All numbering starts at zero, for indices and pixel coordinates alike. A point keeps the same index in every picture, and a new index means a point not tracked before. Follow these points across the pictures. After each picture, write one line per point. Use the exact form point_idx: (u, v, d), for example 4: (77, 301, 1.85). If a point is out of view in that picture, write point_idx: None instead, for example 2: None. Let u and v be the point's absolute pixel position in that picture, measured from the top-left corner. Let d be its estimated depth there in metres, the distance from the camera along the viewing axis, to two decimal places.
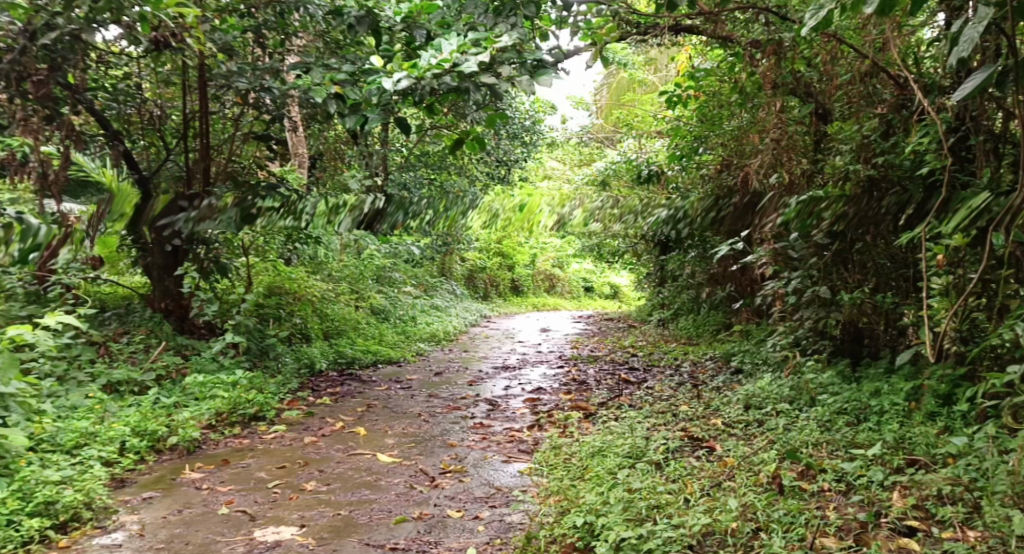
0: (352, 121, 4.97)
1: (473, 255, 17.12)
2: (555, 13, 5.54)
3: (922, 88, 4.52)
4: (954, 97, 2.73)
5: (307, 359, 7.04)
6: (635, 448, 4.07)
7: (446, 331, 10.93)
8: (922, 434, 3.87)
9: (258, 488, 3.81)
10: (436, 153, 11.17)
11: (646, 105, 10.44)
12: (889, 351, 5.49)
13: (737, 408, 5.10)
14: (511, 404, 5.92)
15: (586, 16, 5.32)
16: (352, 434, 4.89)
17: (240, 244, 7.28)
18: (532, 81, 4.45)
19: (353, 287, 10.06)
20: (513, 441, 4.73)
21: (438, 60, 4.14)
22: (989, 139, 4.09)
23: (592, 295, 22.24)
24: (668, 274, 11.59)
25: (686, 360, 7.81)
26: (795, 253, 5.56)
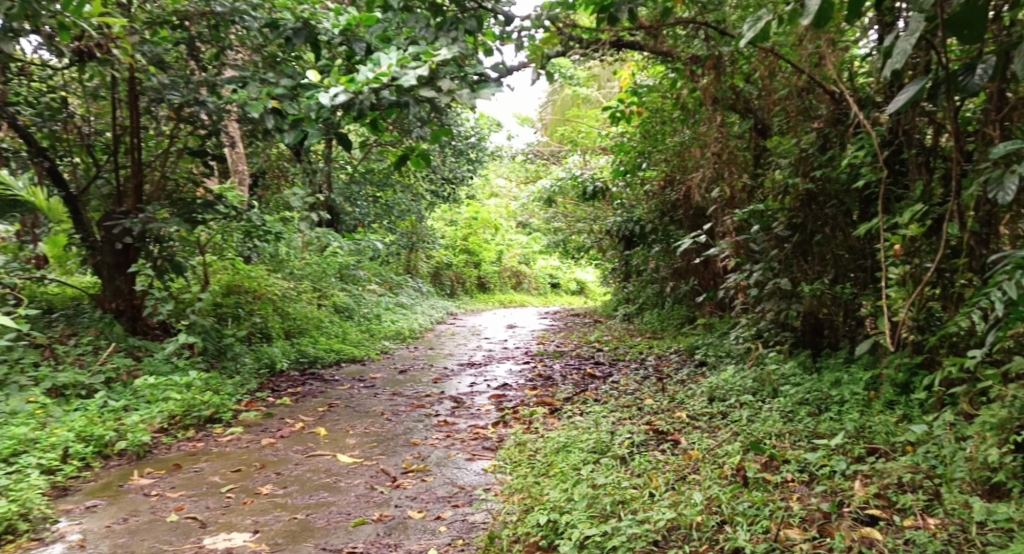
0: (292, 138, 5.04)
1: (439, 253, 17.05)
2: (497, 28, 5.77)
3: (857, 101, 4.87)
4: (890, 110, 3.02)
5: (267, 359, 6.89)
6: (599, 443, 4.02)
7: (411, 329, 10.84)
8: (881, 422, 3.89)
9: (210, 493, 3.68)
10: (381, 171, 12.29)
11: (591, 122, 11.57)
12: (848, 342, 5.43)
13: (701, 401, 5.09)
14: (476, 401, 5.85)
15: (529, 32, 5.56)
16: (312, 434, 4.77)
17: (196, 242, 7.12)
18: (471, 94, 4.65)
19: (315, 286, 9.91)
20: (477, 438, 4.66)
21: (375, 73, 4.29)
22: (920, 153, 4.37)
23: (559, 291, 22.59)
24: (633, 269, 11.62)
25: (651, 354, 7.83)
26: (756, 246, 5.70)
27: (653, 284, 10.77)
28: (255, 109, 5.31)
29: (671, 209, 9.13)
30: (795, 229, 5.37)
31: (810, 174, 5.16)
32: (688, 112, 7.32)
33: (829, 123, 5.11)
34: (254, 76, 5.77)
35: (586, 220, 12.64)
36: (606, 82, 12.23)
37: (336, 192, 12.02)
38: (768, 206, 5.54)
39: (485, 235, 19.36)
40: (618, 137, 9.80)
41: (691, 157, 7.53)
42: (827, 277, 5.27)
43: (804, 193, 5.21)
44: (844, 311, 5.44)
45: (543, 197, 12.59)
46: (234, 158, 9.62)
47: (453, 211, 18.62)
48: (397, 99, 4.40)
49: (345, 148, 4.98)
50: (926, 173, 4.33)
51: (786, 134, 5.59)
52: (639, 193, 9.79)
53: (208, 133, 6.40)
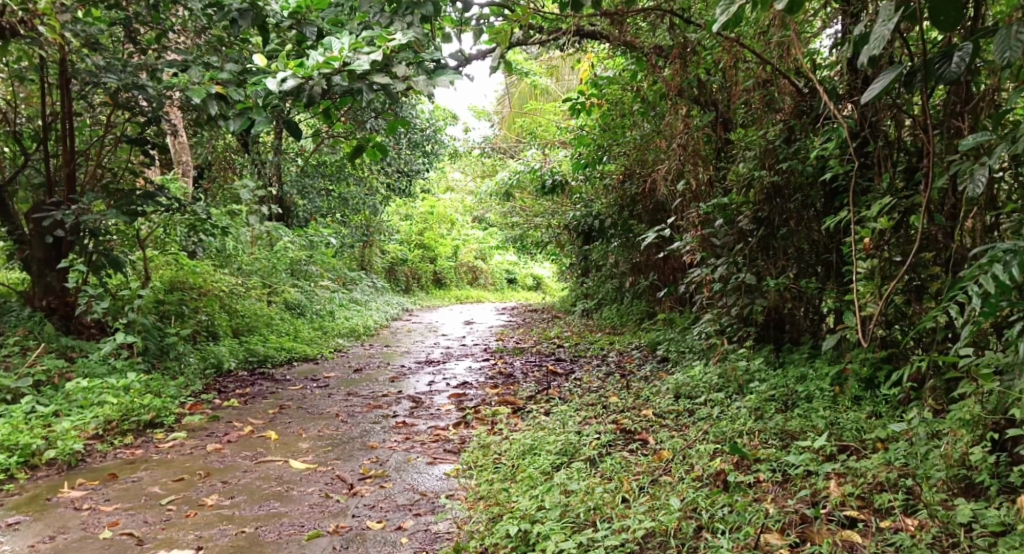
0: (239, 125, 4.77)
1: (394, 249, 16.72)
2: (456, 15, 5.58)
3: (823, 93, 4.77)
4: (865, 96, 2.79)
5: (213, 359, 6.57)
6: (565, 444, 3.86)
7: (366, 326, 10.56)
8: (852, 419, 3.80)
9: (149, 506, 3.40)
10: (334, 164, 11.98)
11: (549, 115, 11.44)
12: (811, 337, 5.40)
13: (667, 398, 4.98)
14: (435, 401, 5.64)
15: (489, 19, 5.41)
16: (262, 439, 4.49)
17: (135, 236, 6.73)
18: (429, 81, 4.41)
19: (265, 282, 9.53)
20: (438, 440, 4.46)
21: (325, 58, 4.06)
22: (886, 146, 4.28)
23: (516, 286, 22.45)
24: (592, 264, 11.50)
25: (612, 350, 7.72)
26: (720, 240, 5.62)
27: (612, 279, 10.66)
28: (198, 93, 5.00)
29: (630, 203, 9.04)
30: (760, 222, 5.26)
31: (775, 166, 5.06)
32: (649, 104, 7.21)
33: (794, 114, 5.02)
34: (197, 59, 5.45)
35: (544, 214, 12.48)
36: (564, 76, 12.13)
37: (287, 185, 11.64)
38: (732, 199, 5.43)
39: (441, 230, 19.07)
40: (577, 130, 9.65)
41: (652, 150, 7.46)
42: (790, 271, 5.19)
43: (768, 186, 5.11)
44: (806, 305, 5.38)
45: (501, 191, 12.38)
46: (177, 148, 9.15)
47: (409, 205, 18.27)
48: (349, 85, 4.18)
49: (294, 138, 4.67)
50: (892, 166, 4.25)
51: (749, 125, 5.48)
52: (598, 187, 9.68)
53: (148, 120, 6.05)
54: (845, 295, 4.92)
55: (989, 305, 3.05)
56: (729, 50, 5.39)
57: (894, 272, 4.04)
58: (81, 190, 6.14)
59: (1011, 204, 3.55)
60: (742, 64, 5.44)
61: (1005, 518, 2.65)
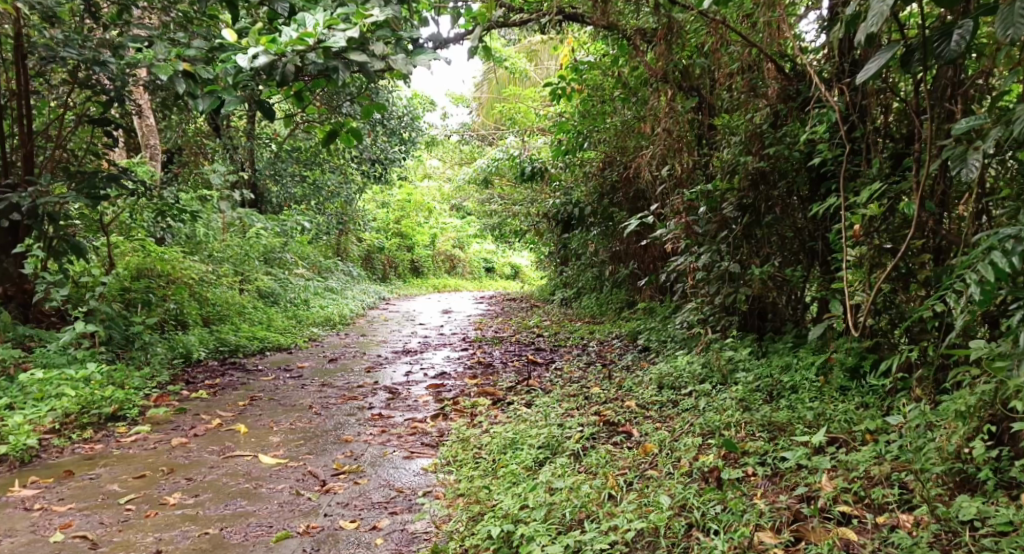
0: (207, 105, 4.57)
1: (370, 237, 16.44)
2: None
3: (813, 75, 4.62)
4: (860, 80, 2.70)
5: (181, 348, 6.36)
6: (545, 438, 3.71)
7: (342, 315, 10.33)
8: (840, 410, 3.69)
9: (106, 505, 3.21)
10: (308, 149, 11.69)
11: (528, 101, 11.23)
12: (795, 326, 5.30)
13: (650, 389, 4.85)
14: (413, 392, 5.47)
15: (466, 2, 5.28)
16: (230, 433, 4.30)
17: (99, 222, 6.46)
18: (407, 60, 4.31)
19: (237, 270, 9.25)
20: (416, 433, 4.30)
21: (299, 34, 3.87)
22: (876, 130, 4.16)
23: (494, 276, 22.28)
24: (571, 253, 11.35)
25: (592, 339, 7.58)
26: (702, 227, 5.48)
27: (591, 268, 10.52)
28: (163, 70, 4.75)
29: (610, 191, 8.90)
30: (744, 209, 5.12)
31: (760, 151, 4.92)
32: (630, 89, 7.06)
33: (780, 99, 4.89)
34: (162, 36, 5.18)
35: (523, 202, 12.30)
36: (543, 61, 11.93)
37: (259, 170, 11.34)
38: (716, 186, 5.30)
39: (418, 218, 18.80)
40: (557, 117, 9.47)
41: (633, 137, 7.31)
42: (774, 259, 5.06)
43: (753, 172, 4.98)
44: (789, 294, 5.27)
45: (479, 178, 12.17)
46: (144, 131, 8.82)
47: (386, 193, 17.97)
48: (324, 64, 4.01)
49: (268, 118, 4.56)
50: (881, 152, 4.13)
51: (734, 110, 5.32)
52: (578, 174, 9.51)
53: (110, 100, 5.78)
54: (830, 283, 4.81)
55: (987, 295, 2.94)
56: (715, 32, 5.22)
57: (883, 260, 3.93)
58: (40, 173, 5.88)
59: (1007, 190, 3.44)
60: (727, 46, 5.29)
61: (1010, 517, 2.54)
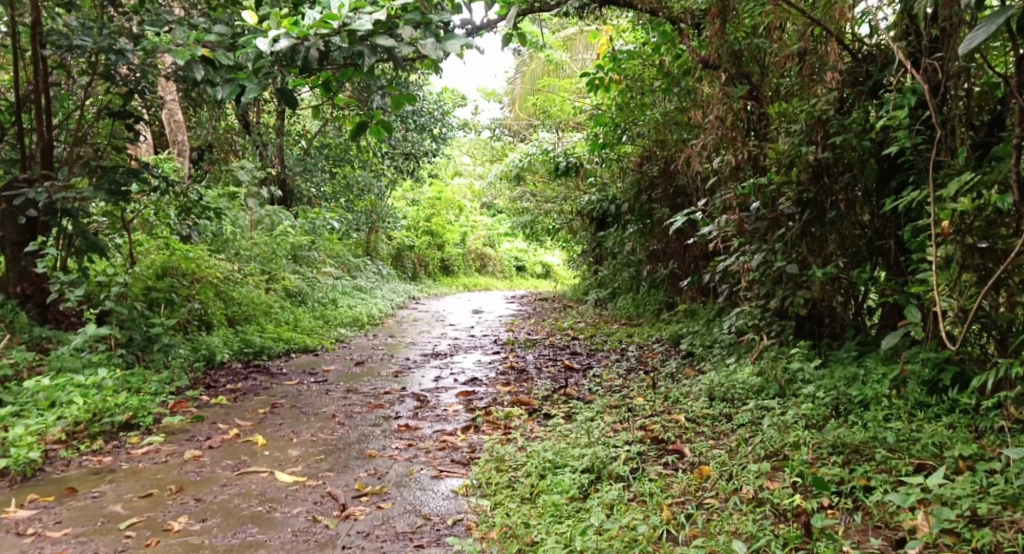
0: (227, 94, 4.31)
1: (401, 234, 16.19)
2: None
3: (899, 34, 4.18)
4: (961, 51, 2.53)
5: (204, 351, 6.13)
6: (589, 459, 3.36)
7: (371, 315, 10.07)
8: (924, 432, 3.28)
9: (104, 531, 2.92)
10: (338, 145, 11.43)
11: (564, 91, 10.62)
12: (857, 332, 4.87)
13: (700, 401, 4.47)
14: (442, 400, 5.14)
15: None
16: (247, 444, 4.01)
17: (122, 219, 6.25)
18: (438, 44, 3.96)
19: (264, 268, 9.02)
20: (445, 448, 3.97)
21: (323, 17, 3.60)
22: (962, 113, 3.76)
23: (524, 274, 21.93)
24: (607, 251, 10.94)
25: (631, 343, 7.19)
26: (755, 226, 5.07)
27: (627, 267, 10.11)
28: (180, 55, 4.46)
29: (649, 187, 8.48)
30: (804, 205, 4.73)
31: (823, 140, 4.52)
32: (673, 79, 6.65)
33: (846, 83, 4.47)
34: (181, 22, 4.94)
35: (557, 200, 11.93)
36: (580, 51, 11.49)
37: (289, 166, 11.14)
38: (772, 179, 4.90)
39: (449, 216, 18.51)
40: (594, 110, 9.08)
41: (677, 129, 6.90)
42: (838, 259, 4.65)
43: (814, 164, 4.58)
44: (851, 298, 4.85)
45: (512, 174, 11.80)
46: (172, 126, 8.63)
47: (416, 190, 17.71)
48: (349, 49, 3.74)
49: (289, 108, 4.25)
50: (967, 141, 3.75)
51: (792, 96, 4.92)
52: (614, 169, 9.10)
53: (131, 92, 5.53)
54: (901, 287, 4.39)
55: None
56: (774, 12, 4.82)
57: (973, 261, 3.50)
58: (59, 169, 5.67)
59: None
60: (785, 25, 4.88)
61: None
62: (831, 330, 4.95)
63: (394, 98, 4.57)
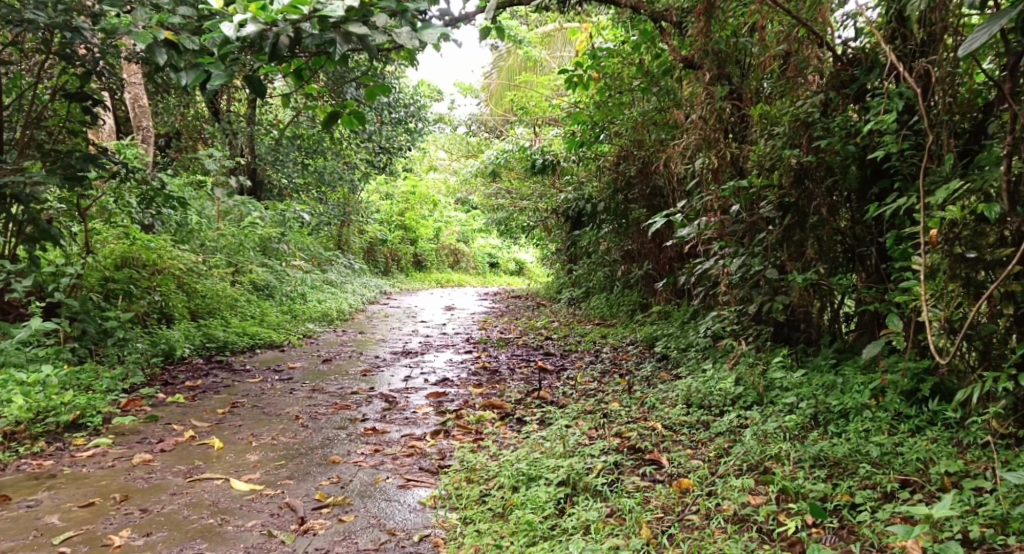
0: (191, 78, 4.07)
1: (373, 229, 15.91)
2: None
3: (885, 37, 4.06)
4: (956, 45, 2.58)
5: (163, 345, 5.87)
6: (565, 471, 3.22)
7: (340, 310, 9.82)
8: (906, 446, 3.19)
9: (37, 546, 2.72)
10: (310, 136, 11.15)
11: (543, 88, 10.48)
12: (833, 338, 4.78)
13: (677, 408, 4.34)
14: (411, 402, 4.95)
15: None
16: (202, 448, 3.80)
17: (79, 207, 5.95)
18: (414, 33, 3.73)
19: (230, 260, 8.73)
20: (413, 454, 3.79)
21: (292, 1, 3.45)
22: (948, 120, 3.66)
23: (497, 271, 21.73)
24: (582, 250, 10.80)
25: (606, 344, 7.06)
26: (735, 229, 4.95)
27: (602, 267, 9.98)
28: (142, 37, 4.20)
29: (625, 187, 8.35)
30: (786, 209, 4.62)
31: (807, 143, 4.39)
32: (652, 79, 6.50)
33: (831, 85, 4.34)
34: (143, 2, 4.66)
35: (532, 197, 11.78)
36: (559, 47, 11.32)
37: (260, 156, 10.84)
38: (753, 182, 4.76)
39: (423, 211, 18.27)
40: (572, 108, 8.92)
41: (657, 129, 6.76)
42: (818, 265, 4.54)
43: (796, 167, 4.46)
44: (829, 305, 4.75)
45: (487, 171, 11.61)
46: (137, 112, 8.29)
47: (390, 184, 17.45)
48: (319, 36, 3.54)
49: (258, 97, 4.05)
50: (953, 148, 3.64)
51: (775, 97, 4.79)
52: (591, 168, 8.96)
53: (87, 73, 5.23)
54: (882, 295, 4.29)
55: None
56: (759, 10, 4.68)
57: (960, 271, 3.40)
58: (10, 153, 5.35)
59: None
60: (770, 25, 4.75)
61: None
62: (805, 335, 4.85)
63: (366, 90, 4.46)
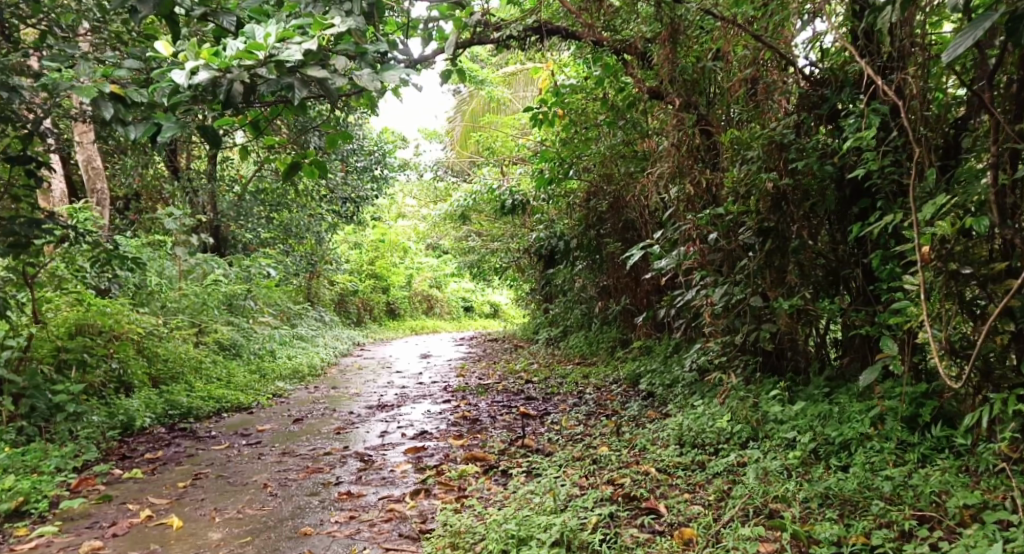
0: (139, 132, 3.85)
1: (344, 279, 15.62)
2: (402, 16, 4.80)
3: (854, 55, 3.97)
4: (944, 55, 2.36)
5: (122, 416, 5.54)
6: (557, 530, 2.97)
7: (312, 365, 9.48)
8: (916, 478, 3.01)
9: None
10: (273, 189, 10.91)
11: (508, 128, 10.39)
12: (822, 364, 4.61)
13: (669, 449, 4.11)
14: (388, 459, 4.66)
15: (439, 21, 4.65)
16: (160, 529, 3.58)
17: (28, 274, 5.61)
18: (374, 75, 3.56)
19: (194, 320, 8.39)
20: (392, 519, 3.51)
21: (247, 48, 3.22)
22: (930, 135, 3.54)
23: (472, 315, 21.48)
24: (557, 289, 10.62)
25: (588, 384, 6.83)
26: (715, 258, 4.80)
27: (579, 305, 9.78)
28: (85, 91, 3.85)
29: (598, 223, 8.21)
30: (766, 233, 4.46)
31: (783, 166, 4.26)
32: (618, 112, 6.41)
33: (803, 107, 4.28)
34: (88, 56, 4.42)
35: (504, 238, 11.61)
36: (522, 87, 11.29)
37: (223, 213, 10.58)
38: (729, 209, 4.63)
39: (393, 259, 18.03)
40: (538, 146, 8.82)
41: (625, 162, 6.65)
42: (803, 289, 4.38)
43: (773, 192, 4.32)
44: (816, 330, 4.59)
45: (455, 214, 11.45)
46: (90, 174, 8.01)
47: (359, 233, 17.22)
48: (276, 82, 3.29)
49: (215, 147, 3.77)
50: (935, 163, 3.52)
51: (745, 122, 4.67)
52: (562, 206, 8.83)
53: (30, 134, 4.97)
54: (872, 317, 4.13)
55: None
56: (724, 36, 4.59)
57: (956, 289, 3.24)
58: None
59: None
60: (735, 49, 4.65)
61: None
62: (793, 364, 4.68)
63: (329, 137, 4.26)
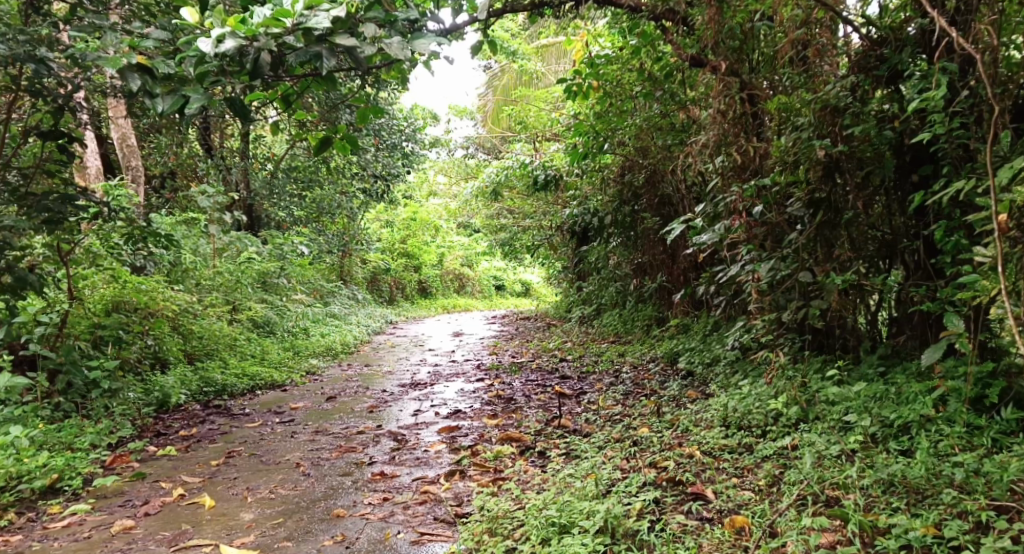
0: (166, 104, 3.72)
1: (376, 258, 15.59)
2: None
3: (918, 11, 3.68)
4: None
5: (157, 393, 5.53)
6: (601, 517, 2.84)
7: (344, 343, 9.45)
8: (988, 464, 2.82)
9: None
10: (304, 166, 10.83)
11: (541, 102, 10.14)
12: (874, 342, 4.38)
13: (714, 430, 3.94)
14: (422, 439, 4.55)
15: None
16: (192, 508, 3.53)
17: (64, 252, 5.57)
18: (405, 43, 3.34)
19: (228, 298, 8.38)
20: (427, 501, 3.40)
21: (274, 14, 3.08)
22: (1004, 95, 3.27)
23: (504, 293, 21.38)
24: (591, 266, 10.43)
25: (625, 363, 6.66)
26: (760, 232, 4.57)
27: (613, 283, 9.58)
28: (111, 62, 3.72)
29: (633, 198, 7.98)
30: (816, 205, 4.21)
31: (837, 132, 4.01)
32: (655, 82, 6.16)
33: (858, 68, 3.99)
34: (115, 27, 4.32)
35: (536, 215, 11.43)
36: (555, 60, 11.03)
37: (255, 191, 10.55)
38: (776, 180, 4.39)
39: (425, 237, 17.94)
40: (572, 119, 8.58)
41: (663, 135, 6.41)
42: (856, 263, 4.15)
43: (825, 161, 4.08)
44: (868, 306, 4.36)
45: (487, 191, 11.27)
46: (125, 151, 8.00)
47: (390, 211, 17.13)
48: (304, 51, 3.15)
49: (244, 121, 3.62)
50: (1009, 125, 3.25)
51: (794, 88, 4.41)
52: (596, 181, 8.61)
53: (61, 109, 4.91)
54: (932, 293, 3.90)
55: None
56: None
57: None
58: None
59: None
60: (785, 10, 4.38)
61: None
62: (842, 341, 4.46)
63: (359, 111, 4.10)
